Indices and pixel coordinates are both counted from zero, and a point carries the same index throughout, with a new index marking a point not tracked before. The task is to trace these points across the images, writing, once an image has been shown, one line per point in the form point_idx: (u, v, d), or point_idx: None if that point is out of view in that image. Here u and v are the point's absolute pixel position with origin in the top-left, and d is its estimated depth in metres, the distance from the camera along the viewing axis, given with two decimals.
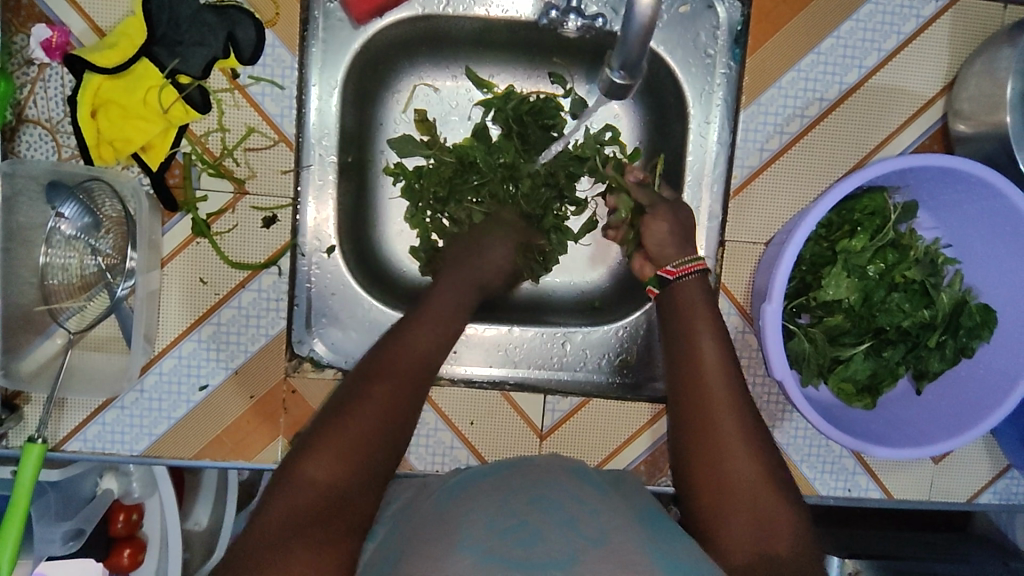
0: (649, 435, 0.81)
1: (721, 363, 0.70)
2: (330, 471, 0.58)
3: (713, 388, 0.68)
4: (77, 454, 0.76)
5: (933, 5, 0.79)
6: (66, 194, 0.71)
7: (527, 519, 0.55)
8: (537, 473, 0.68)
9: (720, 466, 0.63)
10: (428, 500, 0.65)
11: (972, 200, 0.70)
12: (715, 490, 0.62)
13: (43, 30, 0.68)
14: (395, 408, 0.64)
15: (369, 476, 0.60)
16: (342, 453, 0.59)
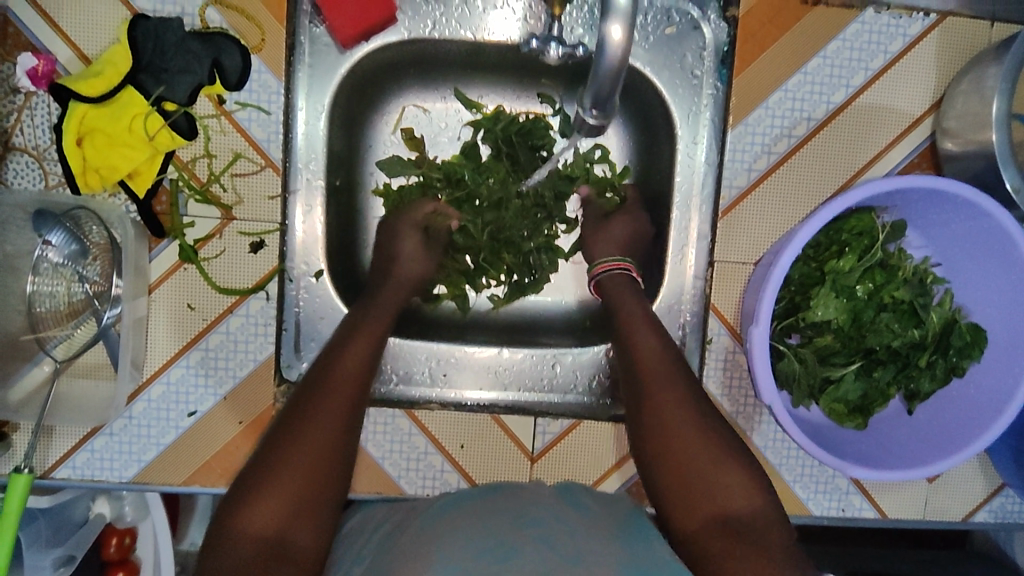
0: (620, 475, 0.81)
1: (666, 359, 0.72)
2: (276, 507, 0.59)
3: (660, 388, 0.70)
4: (65, 481, 0.76)
5: (920, 23, 0.78)
6: (53, 222, 0.71)
7: (504, 538, 0.59)
8: (528, 499, 0.68)
9: (678, 456, 0.67)
10: (415, 526, 0.65)
11: (960, 220, 0.70)
12: (676, 476, 0.66)
13: (28, 59, 0.68)
14: (333, 430, 0.64)
15: (319, 502, 0.61)
16: (285, 488, 0.60)
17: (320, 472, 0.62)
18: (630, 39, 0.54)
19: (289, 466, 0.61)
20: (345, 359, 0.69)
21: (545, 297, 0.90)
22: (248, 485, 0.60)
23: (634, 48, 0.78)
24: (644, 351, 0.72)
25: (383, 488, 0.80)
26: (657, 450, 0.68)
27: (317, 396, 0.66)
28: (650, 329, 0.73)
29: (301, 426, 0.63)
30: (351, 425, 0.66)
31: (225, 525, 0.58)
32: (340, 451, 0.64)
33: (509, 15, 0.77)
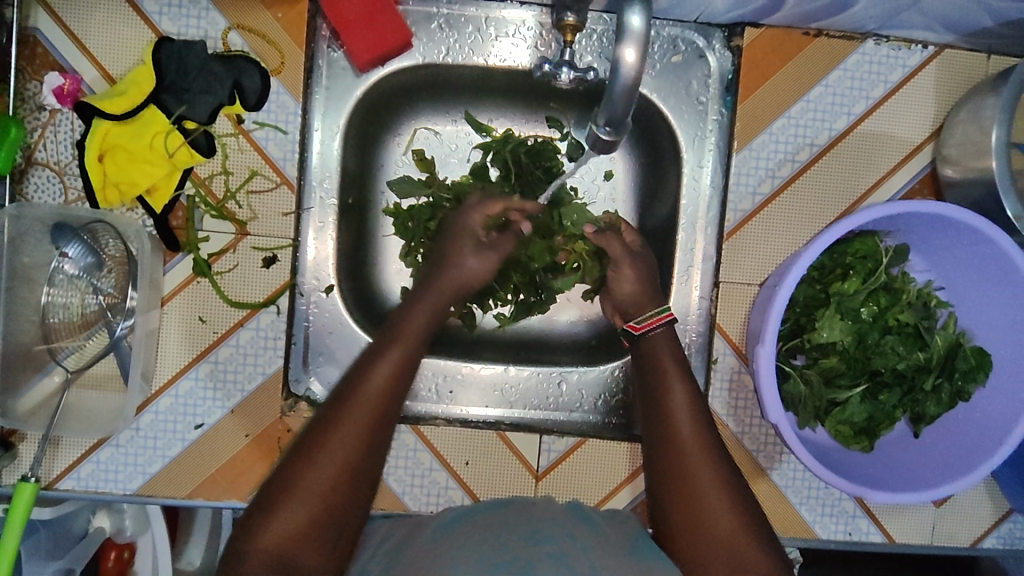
0: (629, 491, 0.81)
1: (699, 421, 0.67)
2: (279, 550, 0.53)
3: (692, 450, 0.65)
4: (70, 493, 0.76)
5: (919, 54, 0.81)
6: (71, 235, 0.73)
7: (518, 555, 0.57)
8: (541, 514, 0.67)
9: (702, 523, 0.61)
10: (422, 536, 0.66)
11: (961, 245, 0.71)
12: (695, 547, 0.61)
13: (55, 78, 0.71)
14: (354, 453, 0.57)
15: (328, 545, 0.55)
16: (290, 527, 0.54)
17: (331, 510, 0.56)
18: (643, 63, 0.58)
19: (296, 503, 0.55)
20: (373, 378, 0.61)
21: (552, 317, 0.91)
22: (252, 522, 0.55)
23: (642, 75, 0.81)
24: (677, 407, 0.68)
25: (388, 505, 0.80)
26: (681, 513, 0.63)
27: (337, 416, 0.59)
28: (684, 387, 0.70)
29: (314, 454, 0.57)
30: (377, 448, 0.59)
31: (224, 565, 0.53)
32: (357, 485, 0.57)
33: (520, 42, 0.80)
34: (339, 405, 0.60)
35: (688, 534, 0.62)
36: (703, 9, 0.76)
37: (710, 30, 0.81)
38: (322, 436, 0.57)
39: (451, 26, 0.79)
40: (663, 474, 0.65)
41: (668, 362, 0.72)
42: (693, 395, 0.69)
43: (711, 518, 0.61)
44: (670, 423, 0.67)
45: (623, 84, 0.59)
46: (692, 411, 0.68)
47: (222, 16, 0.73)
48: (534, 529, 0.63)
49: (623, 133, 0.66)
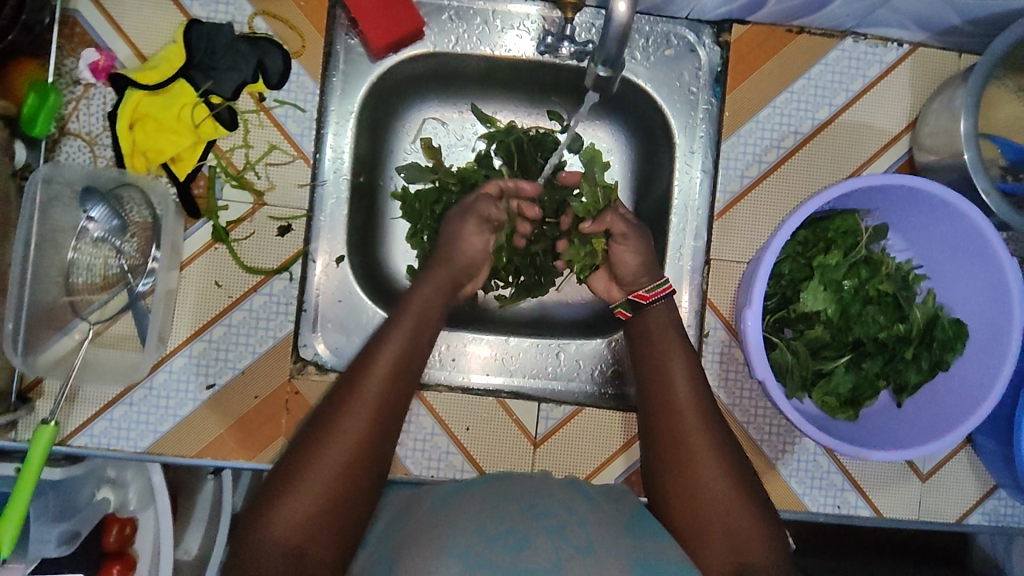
0: (622, 461, 0.84)
1: (694, 401, 0.71)
2: (302, 519, 0.58)
3: (688, 432, 0.69)
4: (83, 450, 0.78)
5: (894, 52, 0.87)
6: (98, 198, 0.77)
7: (515, 526, 0.59)
8: (532, 485, 0.70)
9: (694, 493, 0.67)
10: (423, 505, 0.68)
11: (935, 221, 0.76)
12: (690, 510, 0.66)
13: (92, 54, 0.77)
14: (363, 438, 0.63)
15: (346, 515, 0.61)
16: (311, 499, 0.59)
17: (348, 483, 0.61)
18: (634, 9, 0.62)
19: (316, 477, 0.60)
20: (379, 367, 0.67)
21: (550, 297, 0.95)
22: (275, 494, 0.60)
23: (636, 67, 0.86)
24: (676, 387, 0.72)
25: (391, 469, 0.83)
26: (675, 483, 0.68)
27: (347, 404, 0.64)
28: (684, 366, 0.74)
29: (331, 435, 0.62)
30: (383, 432, 0.64)
31: (251, 533, 0.59)
32: (369, 462, 0.63)
33: (524, 34, 0.86)
34: (351, 390, 0.65)
35: (682, 501, 0.67)
36: (694, 5, 0.82)
37: (700, 26, 0.87)
38: (337, 419, 0.63)
39: (460, 18, 0.85)
40: (660, 448, 0.70)
41: (671, 341, 0.75)
42: (694, 373, 0.73)
43: (705, 488, 0.66)
44: (669, 402, 0.71)
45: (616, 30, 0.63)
46: (692, 389, 0.72)
47: (249, 2, 0.79)
48: (529, 503, 0.64)
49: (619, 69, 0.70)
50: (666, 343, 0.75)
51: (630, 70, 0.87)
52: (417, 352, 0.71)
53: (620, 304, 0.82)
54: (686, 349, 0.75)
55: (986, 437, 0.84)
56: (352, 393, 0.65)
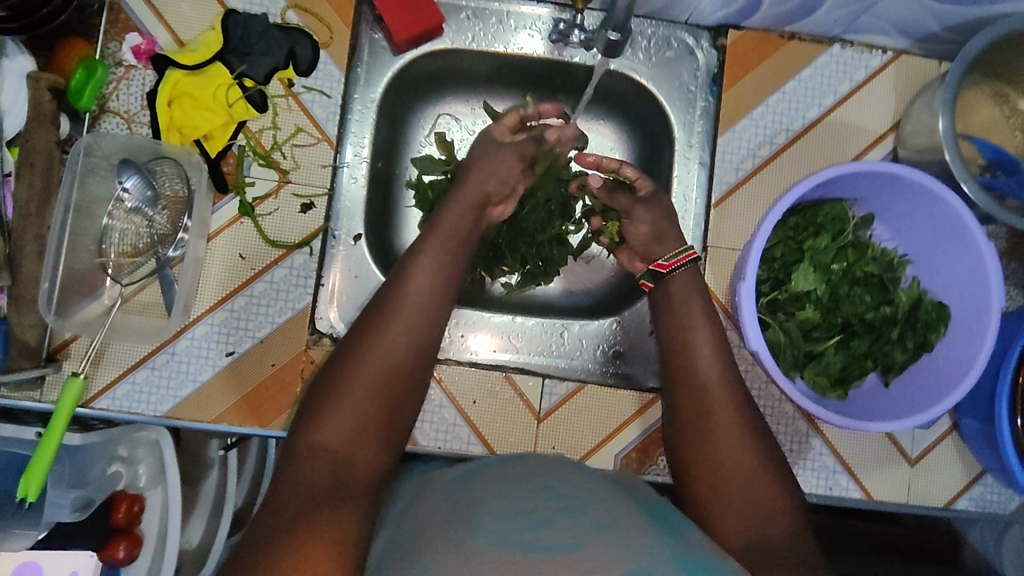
0: (638, 425, 0.88)
1: (714, 344, 0.76)
2: (346, 432, 0.62)
3: (705, 371, 0.74)
4: (105, 412, 0.81)
5: (879, 58, 0.94)
6: (133, 169, 0.82)
7: (536, 509, 0.59)
8: (542, 467, 0.70)
9: (712, 451, 0.70)
10: (437, 489, 0.69)
11: (917, 208, 0.82)
12: (708, 472, 0.69)
13: (134, 38, 0.82)
14: (398, 359, 0.66)
15: (386, 429, 0.64)
16: (354, 413, 0.63)
17: (388, 399, 0.64)
18: None
19: (360, 389, 0.63)
20: (411, 294, 0.70)
21: (553, 285, 1.00)
22: (318, 409, 0.63)
23: (639, 67, 0.93)
24: (699, 347, 0.76)
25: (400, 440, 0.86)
26: (694, 440, 0.71)
27: (383, 329, 0.68)
28: (708, 331, 0.77)
29: (370, 353, 0.66)
30: (416, 354, 0.68)
31: (298, 446, 0.61)
32: (406, 380, 0.66)
33: (535, 34, 0.92)
34: (388, 314, 0.69)
35: (701, 460, 0.70)
36: (692, 10, 0.89)
37: (699, 31, 0.93)
38: (376, 339, 0.67)
39: (476, 18, 0.91)
40: (679, 408, 0.74)
41: (695, 309, 0.79)
42: (715, 338, 0.77)
43: (723, 445, 0.70)
44: (688, 359, 0.76)
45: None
46: (715, 352, 0.76)
47: None
48: (550, 487, 0.64)
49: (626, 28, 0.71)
50: (689, 315, 0.79)
51: (633, 68, 0.93)
52: (449, 281, 0.74)
53: (644, 277, 0.86)
54: (709, 317, 0.79)
55: (970, 417, 0.87)
56: (389, 316, 0.69)
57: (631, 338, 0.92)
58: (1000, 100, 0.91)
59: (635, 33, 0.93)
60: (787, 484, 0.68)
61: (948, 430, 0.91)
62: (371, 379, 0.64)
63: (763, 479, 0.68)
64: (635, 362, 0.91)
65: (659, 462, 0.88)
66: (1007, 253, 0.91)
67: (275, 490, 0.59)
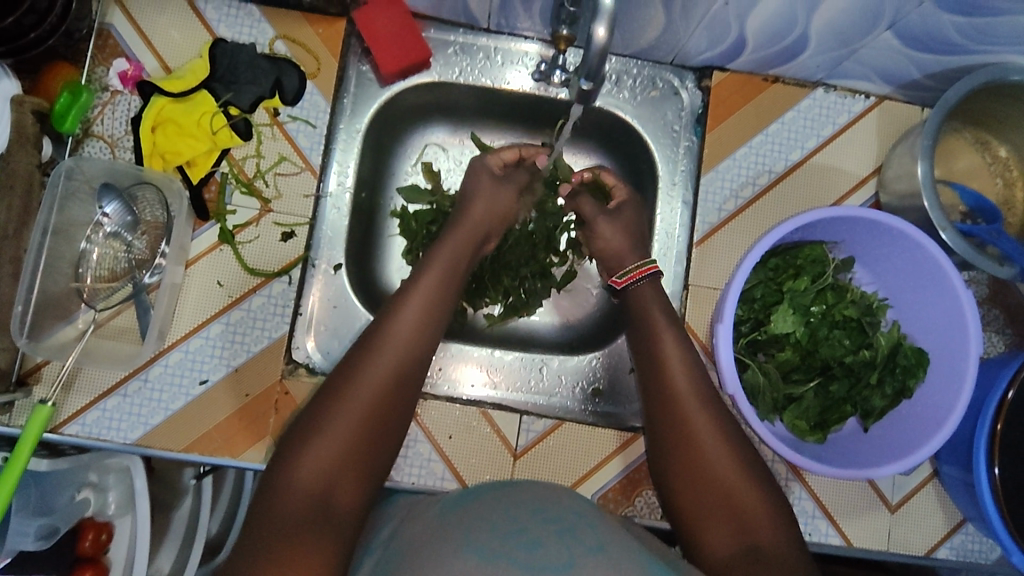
0: (619, 462, 0.87)
1: (695, 376, 0.75)
2: (332, 457, 0.61)
3: (689, 405, 0.73)
4: (73, 438, 0.80)
5: (862, 103, 0.95)
6: (114, 194, 0.82)
7: (526, 527, 0.59)
8: (541, 492, 0.69)
9: (700, 472, 0.70)
10: (432, 508, 0.68)
11: (897, 253, 0.82)
12: (697, 492, 0.69)
13: (122, 64, 0.83)
14: (383, 389, 0.66)
15: (372, 457, 0.64)
16: (340, 439, 0.62)
17: (375, 425, 0.64)
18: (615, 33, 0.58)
19: (347, 415, 0.63)
20: (403, 321, 0.71)
21: (535, 318, 0.99)
22: (305, 435, 0.62)
23: (624, 105, 0.94)
24: (677, 380, 0.75)
25: None
26: (682, 465, 0.71)
27: (369, 359, 0.67)
28: (681, 362, 0.76)
29: (358, 379, 0.66)
30: (402, 385, 0.68)
31: (281, 472, 0.60)
32: (393, 407, 0.66)
33: (522, 70, 0.92)
34: (377, 340, 0.69)
35: (690, 481, 0.70)
36: (678, 51, 0.90)
37: (684, 72, 0.95)
38: (364, 365, 0.67)
39: (464, 53, 0.91)
40: (662, 435, 0.73)
41: (665, 340, 0.77)
42: (690, 370, 0.75)
43: (710, 466, 0.70)
44: (668, 389, 0.74)
45: (596, 51, 0.59)
46: (691, 382, 0.74)
47: (271, 27, 0.87)
48: (539, 506, 0.64)
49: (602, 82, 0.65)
50: (662, 342, 0.77)
51: (618, 106, 0.94)
52: (439, 309, 0.75)
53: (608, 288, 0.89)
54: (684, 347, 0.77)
55: (950, 465, 0.86)
56: (379, 341, 0.69)
57: (611, 375, 0.91)
58: (981, 148, 0.92)
59: (620, 73, 0.94)
60: (778, 500, 0.69)
61: (928, 477, 0.90)
62: (354, 410, 0.64)
63: (755, 514, 0.66)
64: (615, 400, 0.90)
65: (636, 504, 0.86)
66: (988, 299, 0.91)
67: (251, 524, 0.57)
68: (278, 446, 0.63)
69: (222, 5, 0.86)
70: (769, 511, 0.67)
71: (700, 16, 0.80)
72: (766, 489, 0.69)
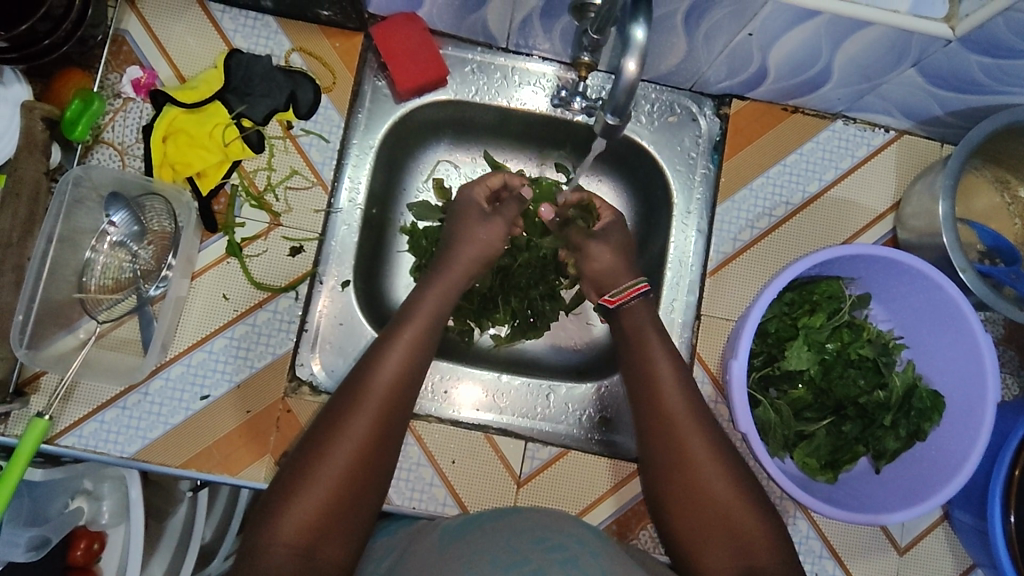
0: (625, 492, 0.85)
1: (690, 399, 0.73)
2: (314, 515, 0.59)
3: (685, 427, 0.70)
4: (68, 450, 0.78)
5: (881, 136, 0.94)
6: (122, 204, 0.81)
7: (530, 559, 0.57)
8: (540, 518, 0.66)
9: (705, 518, 0.66)
10: (430, 540, 0.66)
11: (916, 292, 0.81)
12: (704, 538, 0.66)
13: (135, 71, 0.82)
14: (369, 431, 0.64)
15: (355, 512, 0.61)
16: (322, 496, 0.60)
17: (358, 480, 0.62)
18: (644, 65, 0.57)
19: (329, 468, 0.61)
20: (386, 367, 0.68)
21: (542, 340, 0.97)
22: (286, 490, 0.60)
23: (640, 129, 0.93)
24: (684, 420, 0.71)
25: None
26: (679, 493, 0.68)
27: (355, 401, 0.66)
28: (674, 379, 0.74)
29: (340, 433, 0.63)
30: (389, 427, 0.66)
31: (263, 529, 0.59)
32: (378, 460, 0.63)
33: (539, 90, 0.91)
34: (361, 389, 0.66)
35: (695, 525, 0.67)
36: (697, 78, 0.89)
37: (702, 98, 0.93)
38: (346, 416, 0.64)
39: (482, 71, 0.90)
40: (661, 478, 0.70)
41: (664, 371, 0.74)
42: (695, 408, 0.72)
43: (709, 493, 0.67)
44: (669, 425, 0.71)
45: (624, 86, 0.59)
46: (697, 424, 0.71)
47: (288, 39, 0.86)
48: (542, 536, 0.62)
49: (628, 119, 0.64)
50: (662, 376, 0.74)
51: (635, 131, 0.93)
52: (425, 353, 0.72)
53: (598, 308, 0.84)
54: (685, 385, 0.74)
55: (963, 511, 0.84)
56: (364, 389, 0.66)
57: (619, 404, 0.89)
58: (1001, 187, 0.91)
59: (638, 97, 0.92)
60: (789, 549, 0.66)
61: (938, 520, 0.88)
62: (339, 454, 0.62)
63: (755, 540, 0.65)
64: (623, 429, 0.88)
65: (640, 537, 0.85)
66: (1004, 340, 0.89)
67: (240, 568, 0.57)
68: (260, 500, 0.61)
69: (240, 15, 0.85)
70: (768, 536, 0.65)
71: (722, 46, 0.79)
72: (763, 512, 0.67)
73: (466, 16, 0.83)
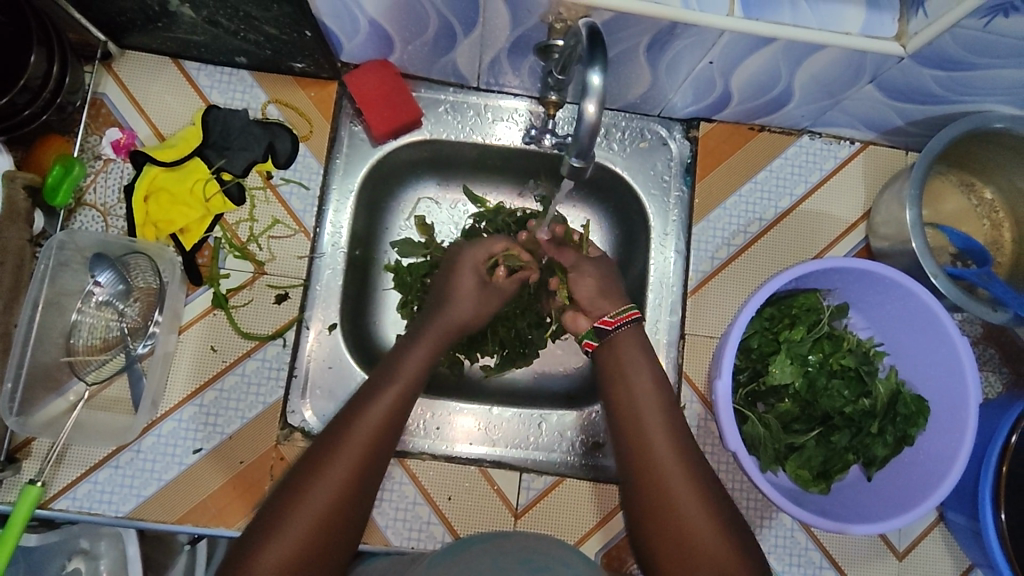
0: (622, 518, 0.86)
1: (662, 397, 0.75)
2: (296, 549, 0.59)
3: (653, 422, 0.73)
4: (62, 513, 0.78)
5: (847, 148, 0.96)
6: (107, 264, 0.82)
7: None
8: (528, 541, 0.64)
9: (683, 526, 0.66)
10: (421, 565, 0.65)
11: (891, 300, 0.83)
12: (682, 547, 0.65)
13: (115, 133, 0.85)
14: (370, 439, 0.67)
15: (352, 515, 0.63)
16: (308, 525, 0.61)
17: (336, 520, 0.62)
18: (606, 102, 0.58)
19: (336, 472, 0.64)
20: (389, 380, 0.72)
21: (533, 368, 0.97)
22: (271, 522, 0.61)
23: (614, 156, 0.94)
24: (656, 430, 0.72)
25: (371, 539, 0.83)
26: (650, 484, 0.69)
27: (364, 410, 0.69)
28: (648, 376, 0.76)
29: (321, 474, 0.63)
30: (388, 437, 0.68)
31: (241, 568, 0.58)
32: (374, 469, 0.66)
33: (512, 126, 0.92)
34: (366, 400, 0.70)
35: (670, 532, 0.66)
36: (665, 105, 0.92)
37: (671, 123, 0.96)
38: (352, 426, 0.67)
39: (455, 111, 0.92)
40: (643, 498, 0.69)
41: (638, 372, 0.76)
42: (668, 416, 0.73)
43: (673, 487, 0.68)
44: (640, 421, 0.73)
45: (588, 127, 0.60)
46: (671, 435, 0.72)
47: (264, 92, 0.88)
48: (528, 556, 0.60)
49: (595, 159, 0.65)
50: (637, 389, 0.75)
51: (608, 158, 0.94)
52: (410, 392, 0.73)
53: (586, 336, 0.83)
54: (663, 399, 0.75)
55: (956, 512, 0.85)
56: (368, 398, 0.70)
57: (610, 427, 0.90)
58: (967, 190, 0.93)
59: (609, 126, 0.95)
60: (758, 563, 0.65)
61: (934, 522, 0.89)
62: (346, 458, 0.65)
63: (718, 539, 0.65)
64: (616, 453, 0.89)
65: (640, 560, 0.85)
66: (982, 339, 0.91)
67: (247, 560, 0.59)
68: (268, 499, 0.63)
69: (215, 71, 0.88)
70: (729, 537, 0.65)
71: (685, 74, 0.81)
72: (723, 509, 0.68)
73: (436, 60, 0.85)
